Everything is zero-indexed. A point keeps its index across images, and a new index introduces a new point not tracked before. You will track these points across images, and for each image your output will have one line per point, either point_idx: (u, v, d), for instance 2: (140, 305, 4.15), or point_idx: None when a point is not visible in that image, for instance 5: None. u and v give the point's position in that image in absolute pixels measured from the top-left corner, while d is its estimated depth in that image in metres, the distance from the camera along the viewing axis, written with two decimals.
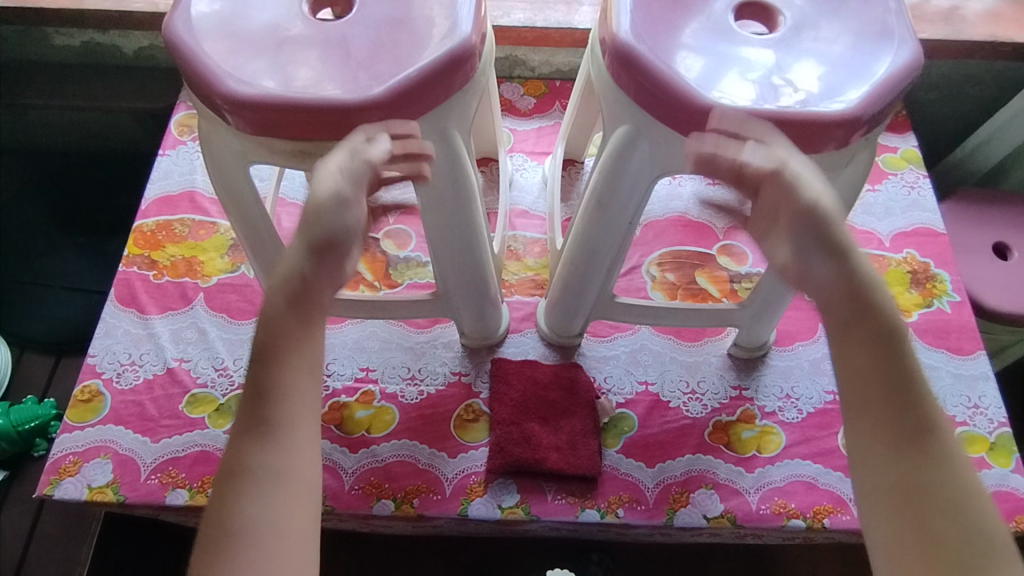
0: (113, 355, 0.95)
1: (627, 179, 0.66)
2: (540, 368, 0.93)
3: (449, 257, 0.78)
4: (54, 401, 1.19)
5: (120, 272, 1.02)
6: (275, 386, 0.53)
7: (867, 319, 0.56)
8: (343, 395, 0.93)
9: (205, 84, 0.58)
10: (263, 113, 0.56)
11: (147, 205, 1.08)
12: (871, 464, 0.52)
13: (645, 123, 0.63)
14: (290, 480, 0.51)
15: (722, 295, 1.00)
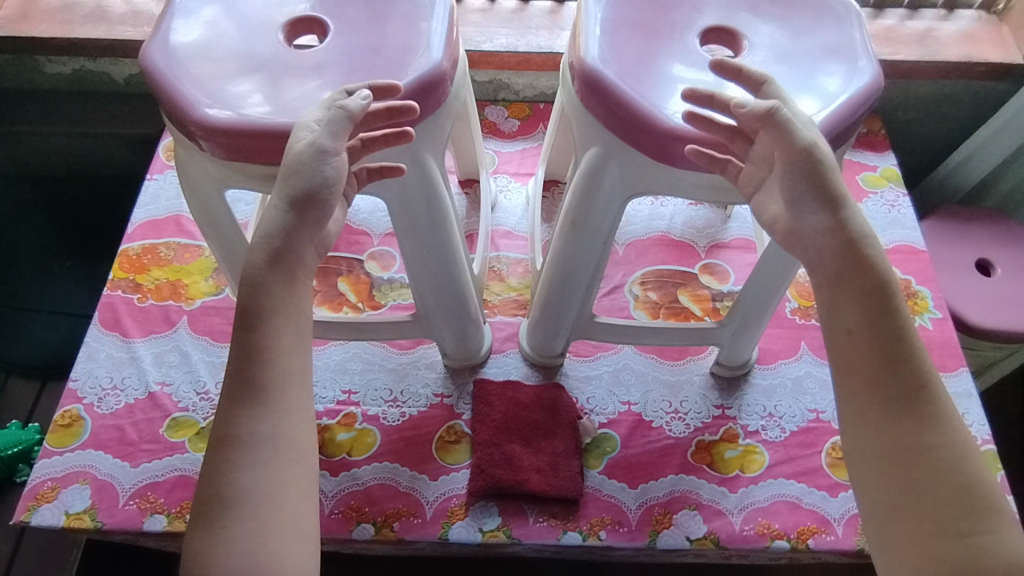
0: (95, 379, 0.95)
1: (600, 201, 0.67)
2: (522, 389, 0.93)
3: (427, 278, 0.78)
4: (38, 425, 1.18)
5: (104, 295, 1.02)
6: (262, 354, 0.55)
7: (864, 292, 0.56)
8: (325, 417, 0.93)
9: (180, 111, 0.59)
10: (235, 139, 0.57)
11: (133, 229, 1.09)
12: (872, 422, 0.54)
13: (614, 146, 0.63)
14: (286, 442, 0.55)
15: (704, 314, 1.00)
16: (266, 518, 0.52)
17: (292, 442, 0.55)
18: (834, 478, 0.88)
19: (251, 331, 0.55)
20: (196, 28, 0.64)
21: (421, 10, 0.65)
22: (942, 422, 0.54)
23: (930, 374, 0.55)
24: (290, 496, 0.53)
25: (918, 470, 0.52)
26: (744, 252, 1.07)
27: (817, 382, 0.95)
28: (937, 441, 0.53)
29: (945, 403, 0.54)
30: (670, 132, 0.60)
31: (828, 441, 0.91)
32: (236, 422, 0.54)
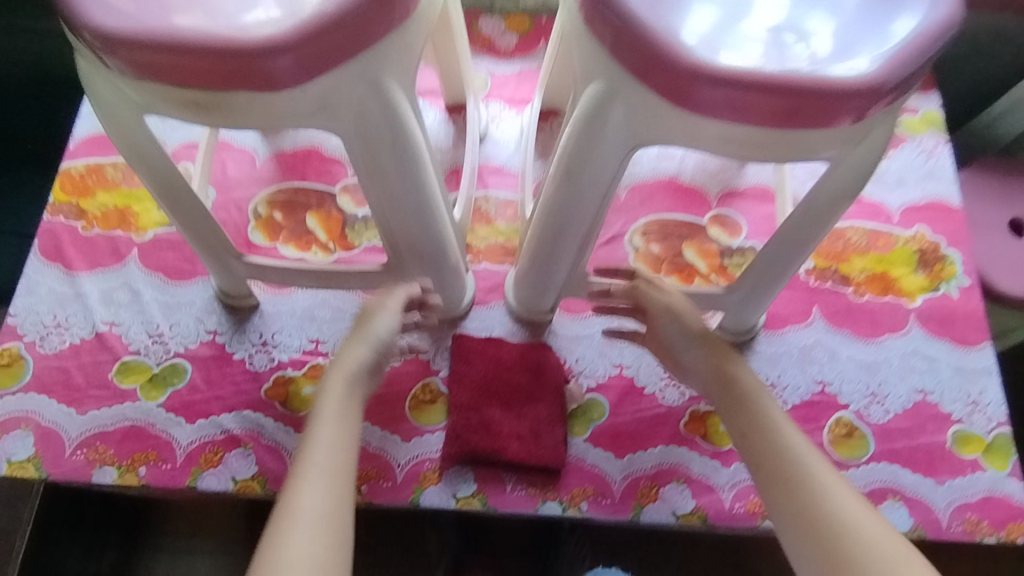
0: (36, 316, 0.86)
1: (600, 149, 0.54)
2: (502, 349, 0.86)
3: (398, 227, 0.67)
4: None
5: (44, 221, 0.91)
6: (331, 455, 0.61)
7: (730, 386, 0.70)
8: (289, 369, 0.85)
9: (72, 15, 0.46)
10: (142, 55, 0.44)
11: (75, 145, 0.96)
12: (781, 508, 0.61)
13: (625, 82, 0.51)
14: (335, 514, 0.57)
15: (710, 271, 0.91)
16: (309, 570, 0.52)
17: (338, 520, 0.57)
18: (834, 456, 0.82)
19: (318, 432, 0.63)
20: None
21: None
22: (817, 489, 0.60)
23: (799, 451, 0.63)
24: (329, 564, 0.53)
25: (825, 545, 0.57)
26: (761, 201, 0.95)
27: (827, 352, 0.88)
28: (828, 509, 0.58)
29: (823, 479, 0.61)
30: (696, 69, 0.47)
31: (831, 416, 0.84)
32: (300, 494, 0.57)
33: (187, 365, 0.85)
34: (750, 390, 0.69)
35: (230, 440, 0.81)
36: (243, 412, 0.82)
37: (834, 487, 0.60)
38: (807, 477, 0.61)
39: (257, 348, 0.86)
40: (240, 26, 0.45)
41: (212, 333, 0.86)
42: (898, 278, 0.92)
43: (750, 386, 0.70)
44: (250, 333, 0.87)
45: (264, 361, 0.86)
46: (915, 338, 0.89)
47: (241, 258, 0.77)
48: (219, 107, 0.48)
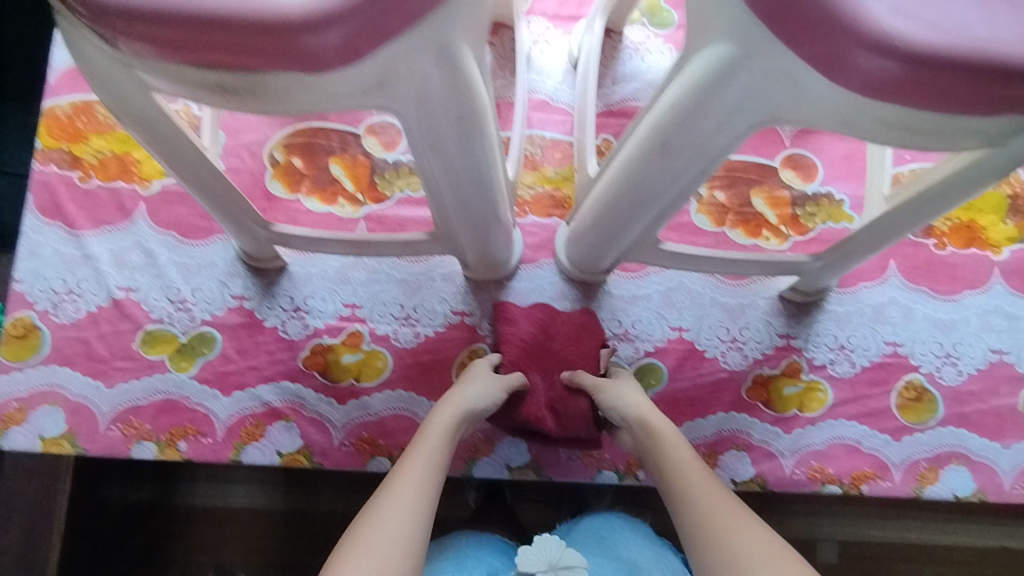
0: (44, 281, 0.79)
1: (712, 120, 0.45)
2: (559, 317, 0.77)
3: (450, 198, 0.58)
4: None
5: (35, 171, 0.81)
6: (433, 462, 0.60)
7: (646, 431, 0.66)
8: (326, 336, 0.79)
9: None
10: (148, 26, 0.34)
11: (55, 79, 0.83)
12: (689, 547, 0.56)
13: (759, 46, 0.40)
14: (416, 517, 0.55)
15: (780, 222, 0.83)
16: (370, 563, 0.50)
17: (420, 526, 0.54)
18: (901, 421, 0.79)
19: (418, 440, 0.62)
20: None
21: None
22: (709, 508, 0.56)
23: (700, 484, 0.59)
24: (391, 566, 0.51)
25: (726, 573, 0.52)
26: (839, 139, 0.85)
27: (901, 311, 0.82)
28: (726, 533, 0.54)
29: (714, 514, 0.56)
30: None
31: (901, 379, 0.80)
32: (392, 487, 0.57)
33: (217, 334, 0.79)
34: (663, 432, 0.64)
35: (271, 412, 0.77)
36: (281, 383, 0.78)
37: (710, 512, 0.56)
38: (702, 518, 0.56)
39: (289, 314, 0.80)
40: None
41: (239, 298, 0.80)
42: (984, 228, 0.84)
43: (653, 425, 0.65)
44: (280, 298, 0.80)
45: (298, 328, 0.80)
46: (996, 295, 0.82)
47: (268, 226, 0.71)
48: (250, 90, 0.38)
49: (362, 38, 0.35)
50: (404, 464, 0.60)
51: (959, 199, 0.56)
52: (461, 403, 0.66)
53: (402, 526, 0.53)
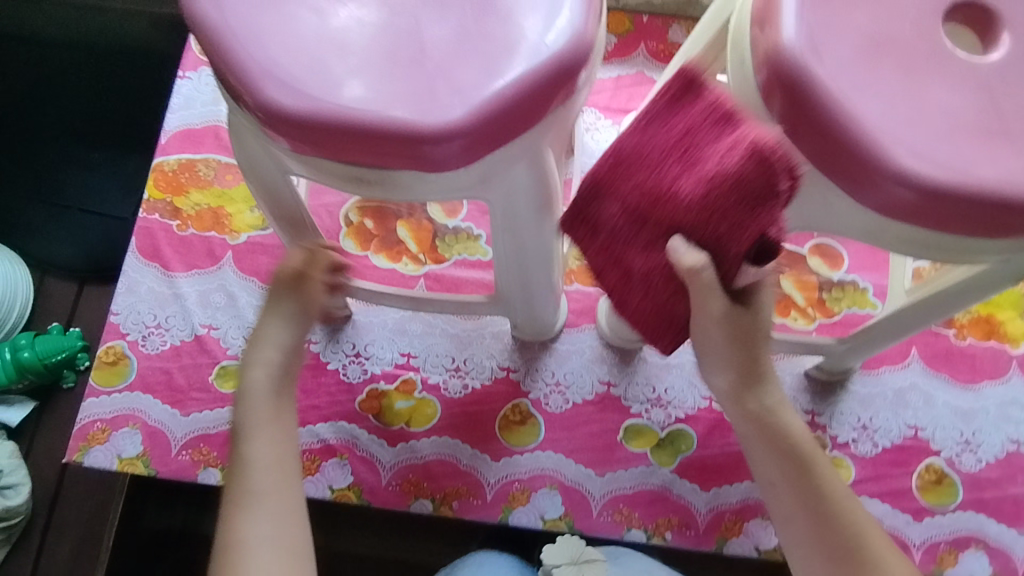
0: (137, 314, 0.88)
1: None
2: (724, 138, 0.48)
3: (514, 268, 0.67)
4: (80, 330, 1.15)
5: (140, 218, 0.92)
6: (269, 426, 0.59)
7: (769, 426, 0.59)
8: (382, 382, 0.87)
9: (238, 84, 0.44)
10: (316, 133, 0.44)
11: (167, 140, 0.95)
12: (794, 535, 0.59)
13: (798, 167, 0.49)
14: (291, 496, 0.57)
15: (808, 305, 0.90)
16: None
17: (294, 505, 0.57)
18: (922, 502, 0.82)
19: (245, 430, 0.58)
20: None
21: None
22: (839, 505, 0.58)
23: (827, 475, 0.59)
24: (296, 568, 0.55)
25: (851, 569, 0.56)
26: None
27: (922, 397, 0.86)
28: (853, 536, 0.57)
29: (838, 517, 0.57)
30: (891, 167, 0.44)
31: (921, 462, 0.84)
32: (246, 484, 0.56)
33: None
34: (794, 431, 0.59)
35: (326, 449, 0.83)
36: (338, 422, 0.85)
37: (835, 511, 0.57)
38: (833, 517, 0.57)
39: (351, 359, 0.88)
40: (416, 105, 0.43)
41: (306, 341, 0.88)
42: (1002, 323, 0.89)
43: (790, 430, 0.59)
44: (344, 343, 0.88)
45: (357, 373, 0.87)
46: (1015, 387, 0.87)
47: (345, 280, 0.80)
48: (378, 182, 0.47)
49: (477, 146, 0.44)
50: (238, 455, 0.58)
51: (971, 300, 0.62)
52: (262, 366, 0.60)
53: (279, 517, 0.56)
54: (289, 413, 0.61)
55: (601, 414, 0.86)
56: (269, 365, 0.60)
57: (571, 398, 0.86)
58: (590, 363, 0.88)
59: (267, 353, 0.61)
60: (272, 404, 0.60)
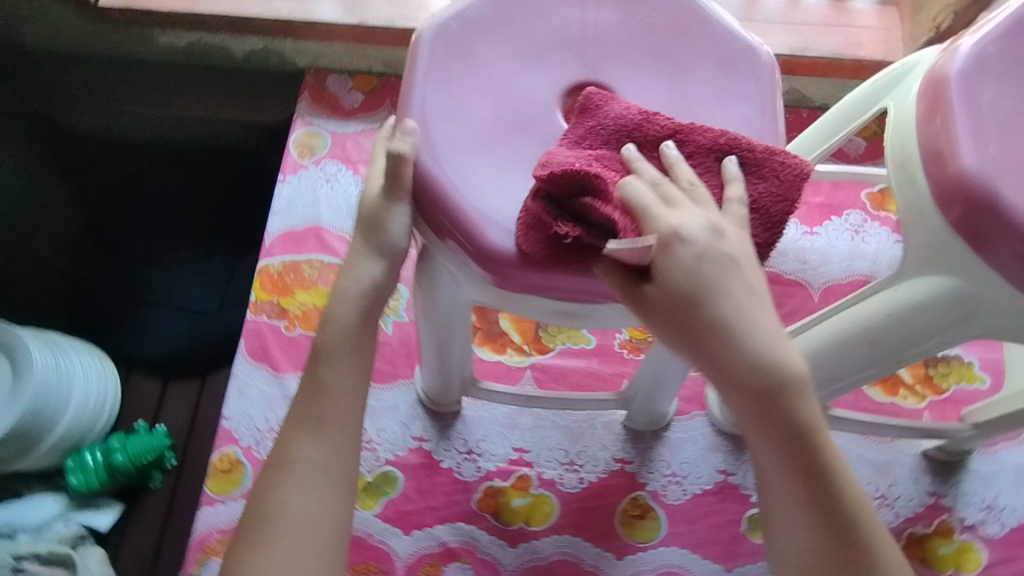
0: (249, 419, 0.88)
1: (937, 337, 0.53)
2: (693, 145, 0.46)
3: (661, 363, 0.70)
4: (166, 427, 1.09)
5: (248, 320, 0.93)
6: (335, 389, 0.54)
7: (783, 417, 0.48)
8: (497, 479, 0.86)
9: (459, 233, 0.46)
10: (541, 279, 0.46)
11: (271, 242, 0.97)
12: (791, 535, 0.49)
13: (985, 283, 0.49)
14: (336, 475, 0.53)
15: (916, 381, 0.90)
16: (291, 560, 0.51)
17: (335, 484, 0.53)
18: None
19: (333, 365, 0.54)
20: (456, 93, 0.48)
21: (740, 88, 0.50)
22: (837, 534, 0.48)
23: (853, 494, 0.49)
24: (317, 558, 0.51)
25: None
26: None
27: None
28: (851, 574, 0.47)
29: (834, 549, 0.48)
30: None
31: None
32: (294, 448, 0.53)
33: (399, 473, 0.86)
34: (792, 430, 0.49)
35: (447, 553, 0.82)
36: (457, 524, 0.83)
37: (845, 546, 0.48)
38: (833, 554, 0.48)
39: (464, 456, 0.87)
40: None
41: (418, 439, 0.88)
42: None
43: (801, 418, 0.46)
44: (455, 440, 0.88)
45: (471, 471, 0.86)
46: None
47: (473, 382, 0.82)
48: (584, 314, 0.49)
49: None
50: (299, 406, 0.54)
51: None
52: (331, 324, 0.55)
53: (319, 493, 0.53)
54: (361, 381, 0.55)
55: (721, 505, 0.85)
56: (342, 324, 0.55)
57: (690, 489, 0.86)
58: (704, 451, 0.87)
59: (339, 313, 0.55)
60: (341, 362, 0.54)
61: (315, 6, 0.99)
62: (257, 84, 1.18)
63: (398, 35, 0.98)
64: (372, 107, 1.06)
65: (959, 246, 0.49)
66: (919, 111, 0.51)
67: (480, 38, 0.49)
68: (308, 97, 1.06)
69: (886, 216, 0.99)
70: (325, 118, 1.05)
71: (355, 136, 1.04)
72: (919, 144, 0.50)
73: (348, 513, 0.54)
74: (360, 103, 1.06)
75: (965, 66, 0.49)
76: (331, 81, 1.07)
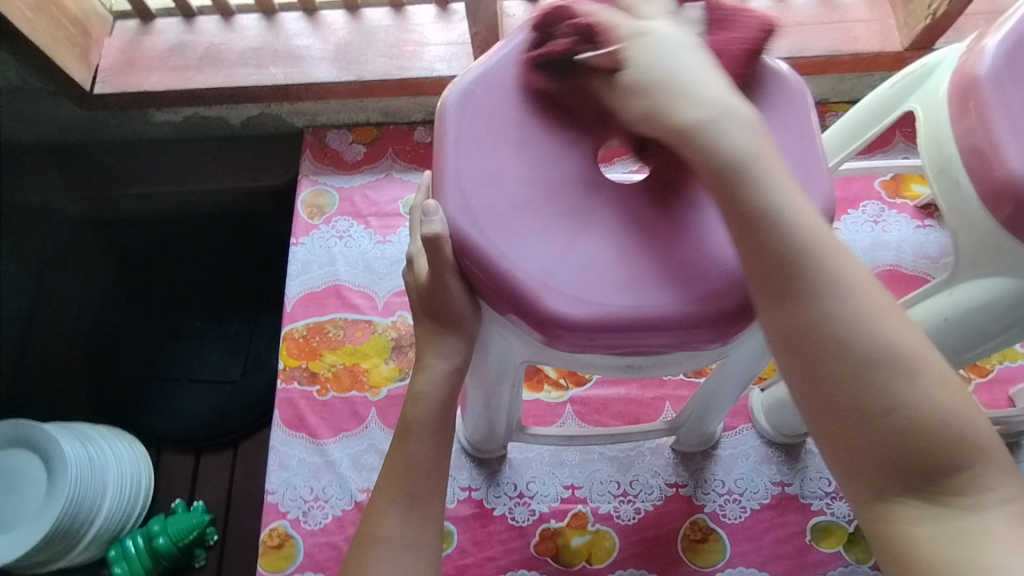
0: (294, 490, 0.87)
1: (992, 336, 0.54)
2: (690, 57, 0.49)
3: (713, 388, 0.69)
4: (203, 503, 1.06)
5: (280, 389, 0.92)
6: (420, 463, 0.54)
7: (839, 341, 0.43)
8: (552, 520, 0.84)
9: (511, 300, 0.46)
10: (600, 338, 0.45)
11: (293, 306, 0.97)
12: (809, 399, 0.43)
13: None
14: (425, 547, 0.52)
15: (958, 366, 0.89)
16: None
17: (423, 560, 0.52)
18: None
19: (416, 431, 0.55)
20: (493, 162, 0.48)
21: (775, 115, 0.50)
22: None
23: (931, 418, 0.40)
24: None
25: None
26: None
27: None
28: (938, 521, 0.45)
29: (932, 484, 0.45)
30: None
31: None
32: (382, 522, 0.53)
33: (452, 527, 0.84)
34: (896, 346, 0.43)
35: None
36: (519, 572, 0.82)
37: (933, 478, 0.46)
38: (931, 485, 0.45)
39: (515, 501, 0.86)
40: (692, 295, 0.45)
41: (467, 489, 0.86)
42: None
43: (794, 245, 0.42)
44: (505, 485, 0.86)
45: (525, 514, 0.85)
46: None
47: (520, 428, 0.81)
48: (651, 365, 0.49)
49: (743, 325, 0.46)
50: (387, 476, 0.54)
51: None
52: (419, 401, 0.54)
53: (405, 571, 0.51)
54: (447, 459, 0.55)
55: (783, 517, 0.83)
56: (428, 399, 0.54)
57: (748, 506, 0.84)
58: (757, 465, 0.86)
59: (424, 387, 0.54)
60: (423, 438, 0.54)
61: (309, 68, 0.99)
62: (256, 149, 1.18)
63: (394, 85, 0.99)
64: (376, 159, 1.06)
65: (1014, 247, 0.50)
66: (953, 115, 0.53)
67: (509, 101, 0.50)
68: (310, 156, 1.06)
69: (902, 202, 0.98)
70: (330, 175, 1.05)
71: (363, 189, 1.04)
72: (958, 148, 0.52)
73: None
74: (363, 155, 1.06)
75: (993, 67, 0.51)
76: (331, 137, 1.08)
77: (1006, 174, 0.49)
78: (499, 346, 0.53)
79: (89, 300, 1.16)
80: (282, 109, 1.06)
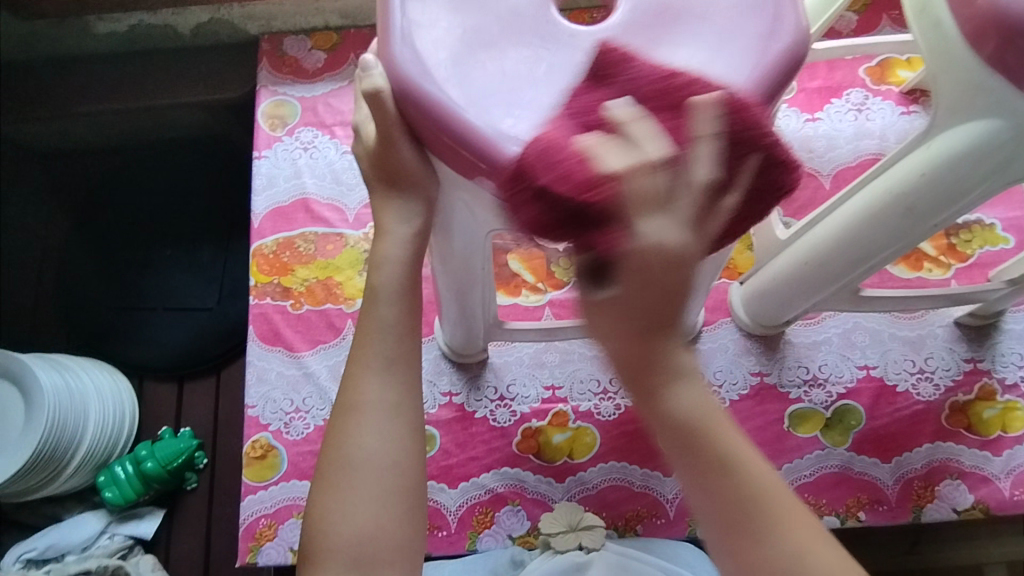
0: (274, 403, 0.86)
1: (964, 188, 0.54)
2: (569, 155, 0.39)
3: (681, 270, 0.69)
4: (191, 429, 1.04)
5: (253, 306, 0.90)
6: (393, 326, 0.51)
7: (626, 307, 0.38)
8: (533, 419, 0.85)
9: (471, 155, 0.43)
10: None
11: (260, 222, 0.94)
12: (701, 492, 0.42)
13: None
14: (408, 413, 0.50)
15: (940, 253, 0.88)
16: (382, 505, 0.48)
17: (404, 422, 0.50)
18: None
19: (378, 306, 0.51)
20: (441, 14, 0.45)
21: None
22: (724, 445, 0.42)
23: (755, 472, 0.42)
24: (405, 501, 0.49)
25: (746, 534, 0.41)
26: None
27: None
28: (751, 511, 0.41)
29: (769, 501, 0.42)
30: None
31: None
32: (360, 387, 0.50)
33: (434, 431, 0.84)
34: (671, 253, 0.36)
35: (496, 498, 0.82)
36: (502, 469, 0.83)
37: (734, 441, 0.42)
38: (760, 486, 0.42)
39: (496, 403, 0.85)
40: None
41: (448, 394, 0.86)
42: None
43: (684, 400, 0.41)
44: (485, 389, 0.86)
45: (507, 416, 0.85)
46: None
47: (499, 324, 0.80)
48: None
49: None
50: (360, 342, 0.51)
51: None
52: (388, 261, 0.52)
53: (391, 432, 0.49)
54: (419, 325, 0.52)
55: (762, 407, 0.84)
56: (394, 262, 0.52)
57: (727, 397, 0.85)
58: (736, 357, 0.86)
59: (385, 251, 0.52)
60: (390, 309, 0.51)
61: None
62: (210, 61, 1.12)
63: None
64: (338, 65, 1.01)
65: (998, 83, 0.48)
66: None
67: None
68: (268, 65, 1.01)
69: (887, 89, 0.95)
70: (290, 84, 1.00)
71: (325, 98, 0.99)
72: None
73: (421, 451, 0.50)
74: (324, 62, 1.01)
75: None
76: (289, 44, 1.02)
77: (990, 1, 0.45)
78: (461, 214, 0.53)
79: (51, 230, 1.12)
80: (235, 12, 1.05)
